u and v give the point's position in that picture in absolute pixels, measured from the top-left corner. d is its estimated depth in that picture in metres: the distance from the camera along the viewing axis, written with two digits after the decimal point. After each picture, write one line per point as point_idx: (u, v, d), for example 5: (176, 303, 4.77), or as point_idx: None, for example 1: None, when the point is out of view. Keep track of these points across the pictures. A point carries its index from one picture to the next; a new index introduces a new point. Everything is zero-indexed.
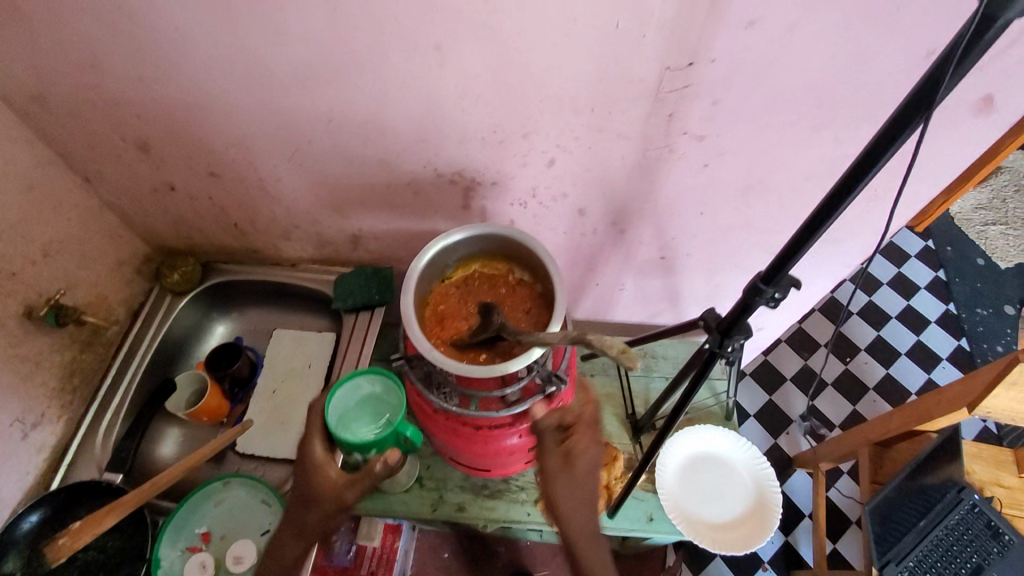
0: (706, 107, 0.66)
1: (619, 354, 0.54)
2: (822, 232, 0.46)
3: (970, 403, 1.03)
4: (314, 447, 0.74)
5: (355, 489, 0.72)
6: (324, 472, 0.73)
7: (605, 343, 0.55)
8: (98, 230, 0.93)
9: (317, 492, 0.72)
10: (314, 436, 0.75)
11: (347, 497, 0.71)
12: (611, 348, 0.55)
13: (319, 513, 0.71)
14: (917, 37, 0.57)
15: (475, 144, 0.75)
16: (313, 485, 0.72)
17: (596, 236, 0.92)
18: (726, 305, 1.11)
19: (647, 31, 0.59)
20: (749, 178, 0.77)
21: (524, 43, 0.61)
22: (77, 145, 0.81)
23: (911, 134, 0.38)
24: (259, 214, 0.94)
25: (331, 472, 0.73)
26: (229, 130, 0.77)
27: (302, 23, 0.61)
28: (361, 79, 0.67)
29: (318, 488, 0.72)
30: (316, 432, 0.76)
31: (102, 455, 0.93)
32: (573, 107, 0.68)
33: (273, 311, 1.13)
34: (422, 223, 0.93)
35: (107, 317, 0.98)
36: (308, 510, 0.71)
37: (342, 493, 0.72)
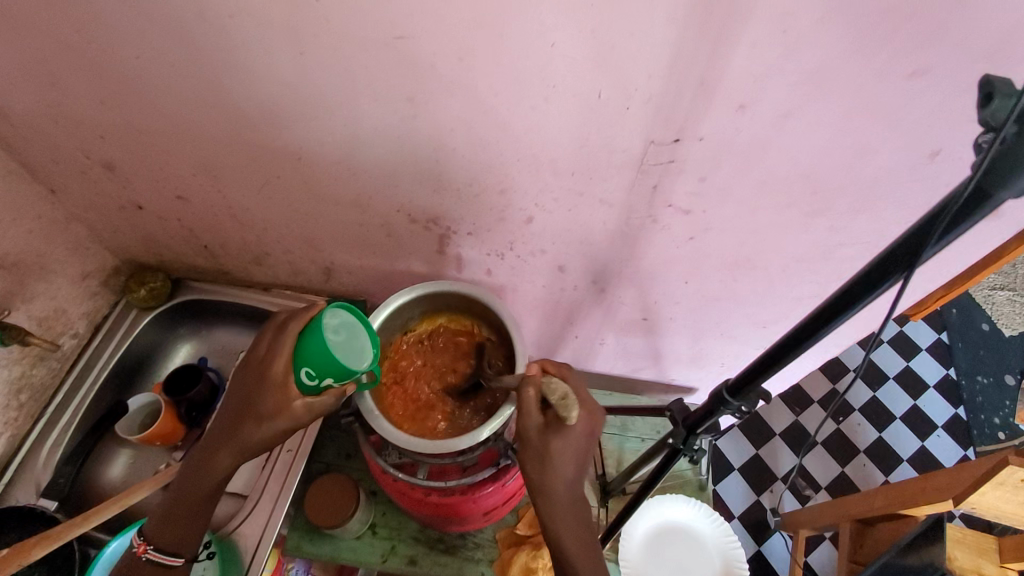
0: (692, 183, 0.63)
1: (559, 400, 0.60)
2: (793, 359, 0.41)
3: (956, 496, 0.97)
4: (276, 363, 0.65)
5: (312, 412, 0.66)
6: (281, 391, 0.65)
7: (550, 388, 0.61)
8: (62, 241, 0.90)
9: (263, 409, 0.66)
10: (281, 353, 0.65)
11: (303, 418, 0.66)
12: (554, 392, 0.61)
13: (257, 428, 0.67)
14: (920, 135, 0.53)
15: (449, 195, 0.71)
16: (262, 399, 0.66)
17: (576, 293, 0.88)
18: (711, 369, 1.06)
19: (631, 104, 0.55)
20: (735, 254, 0.73)
21: (500, 105, 0.57)
22: (42, 159, 0.79)
23: (893, 284, 0.34)
24: (229, 239, 0.91)
25: (291, 395, 0.65)
26: (197, 159, 0.74)
27: (267, 64, 0.58)
28: (329, 122, 0.63)
29: (268, 407, 0.66)
30: (284, 351, 0.65)
31: (42, 474, 0.92)
32: (552, 170, 0.64)
33: (242, 333, 1.10)
34: (397, 263, 0.89)
35: (64, 330, 0.96)
36: (259, 425, 0.67)
37: (298, 415, 0.66)
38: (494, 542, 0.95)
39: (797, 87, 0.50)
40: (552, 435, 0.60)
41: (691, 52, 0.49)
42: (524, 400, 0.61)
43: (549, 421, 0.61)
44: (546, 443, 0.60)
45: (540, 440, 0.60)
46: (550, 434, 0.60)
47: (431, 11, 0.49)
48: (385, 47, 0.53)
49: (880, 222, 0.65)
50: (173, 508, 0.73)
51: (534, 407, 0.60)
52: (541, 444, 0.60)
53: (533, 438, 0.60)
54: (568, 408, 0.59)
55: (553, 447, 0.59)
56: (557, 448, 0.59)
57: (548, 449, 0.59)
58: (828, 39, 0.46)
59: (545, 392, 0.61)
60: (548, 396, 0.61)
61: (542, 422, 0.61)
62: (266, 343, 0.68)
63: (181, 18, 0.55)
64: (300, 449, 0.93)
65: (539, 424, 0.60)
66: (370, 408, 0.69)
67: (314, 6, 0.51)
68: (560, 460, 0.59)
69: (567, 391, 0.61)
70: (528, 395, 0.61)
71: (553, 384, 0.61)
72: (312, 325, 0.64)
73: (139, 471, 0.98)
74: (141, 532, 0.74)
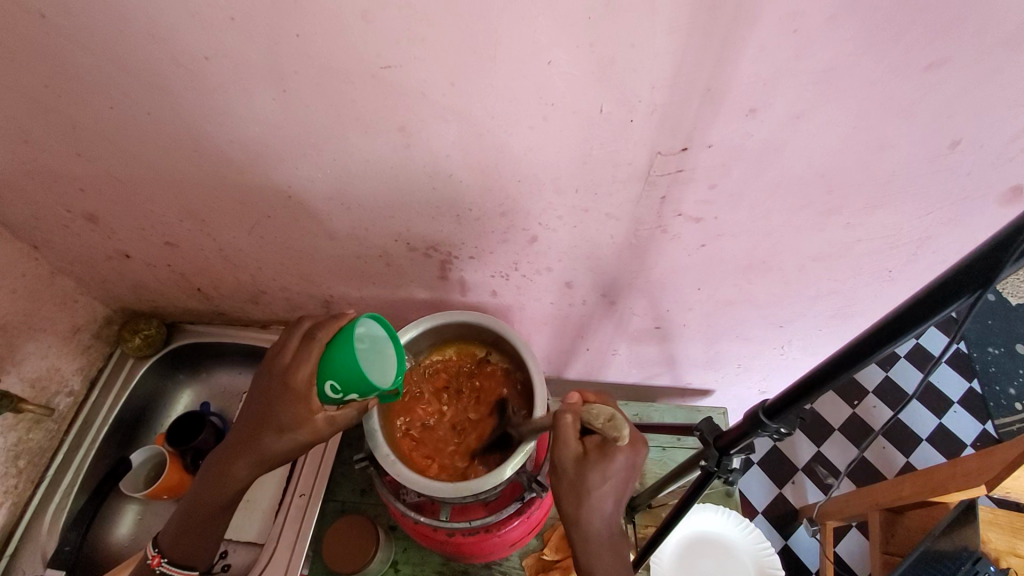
0: (703, 191, 0.60)
1: (605, 423, 0.56)
2: (839, 381, 0.38)
3: (989, 482, 0.92)
4: (300, 373, 0.60)
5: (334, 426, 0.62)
6: (304, 403, 0.60)
7: (593, 413, 0.57)
8: (49, 297, 0.87)
9: (281, 422, 0.62)
10: (307, 365, 0.59)
11: (325, 434, 0.62)
12: (598, 416, 0.57)
13: (276, 439, 0.62)
14: (941, 126, 0.51)
15: (448, 221, 0.69)
16: (280, 411, 0.61)
17: (585, 307, 0.85)
18: (727, 370, 1.03)
19: (635, 116, 0.52)
20: (749, 258, 0.71)
21: (497, 129, 0.54)
22: (21, 217, 0.76)
23: (958, 304, 0.32)
24: (223, 281, 0.88)
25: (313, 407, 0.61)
26: (181, 203, 0.71)
27: (248, 104, 0.55)
28: (318, 158, 0.61)
29: (287, 420, 0.61)
30: (309, 362, 0.60)
31: (48, 540, 0.90)
32: (554, 188, 0.61)
33: (243, 373, 1.06)
34: (398, 292, 0.86)
35: (59, 388, 0.93)
36: (277, 435, 0.62)
37: (320, 428, 0.62)
38: (521, 569, 0.91)
39: (810, 87, 0.48)
40: (588, 467, 0.56)
41: (696, 60, 0.46)
42: (562, 426, 0.58)
43: (587, 451, 0.57)
44: (582, 475, 0.56)
45: (575, 472, 0.57)
46: (586, 467, 0.56)
47: (418, 39, 0.46)
48: (371, 78, 0.50)
49: (897, 215, 0.63)
50: (187, 522, 0.69)
51: (573, 434, 0.58)
52: (576, 478, 0.56)
53: (569, 470, 0.57)
54: (618, 428, 0.55)
55: (590, 481, 0.56)
56: (595, 481, 0.56)
57: (584, 482, 0.56)
58: (841, 37, 0.44)
59: (586, 418, 0.57)
60: (592, 422, 0.57)
61: (580, 452, 0.57)
62: (289, 352, 0.62)
63: (153, 65, 0.52)
64: (314, 492, 0.91)
65: (576, 454, 0.57)
66: (386, 452, 0.67)
67: (294, 41, 0.48)
68: (596, 494, 0.56)
69: (613, 413, 0.57)
70: (565, 422, 0.58)
71: (596, 409, 0.57)
72: (341, 337, 0.59)
73: (148, 526, 0.95)
74: (156, 542, 0.71)
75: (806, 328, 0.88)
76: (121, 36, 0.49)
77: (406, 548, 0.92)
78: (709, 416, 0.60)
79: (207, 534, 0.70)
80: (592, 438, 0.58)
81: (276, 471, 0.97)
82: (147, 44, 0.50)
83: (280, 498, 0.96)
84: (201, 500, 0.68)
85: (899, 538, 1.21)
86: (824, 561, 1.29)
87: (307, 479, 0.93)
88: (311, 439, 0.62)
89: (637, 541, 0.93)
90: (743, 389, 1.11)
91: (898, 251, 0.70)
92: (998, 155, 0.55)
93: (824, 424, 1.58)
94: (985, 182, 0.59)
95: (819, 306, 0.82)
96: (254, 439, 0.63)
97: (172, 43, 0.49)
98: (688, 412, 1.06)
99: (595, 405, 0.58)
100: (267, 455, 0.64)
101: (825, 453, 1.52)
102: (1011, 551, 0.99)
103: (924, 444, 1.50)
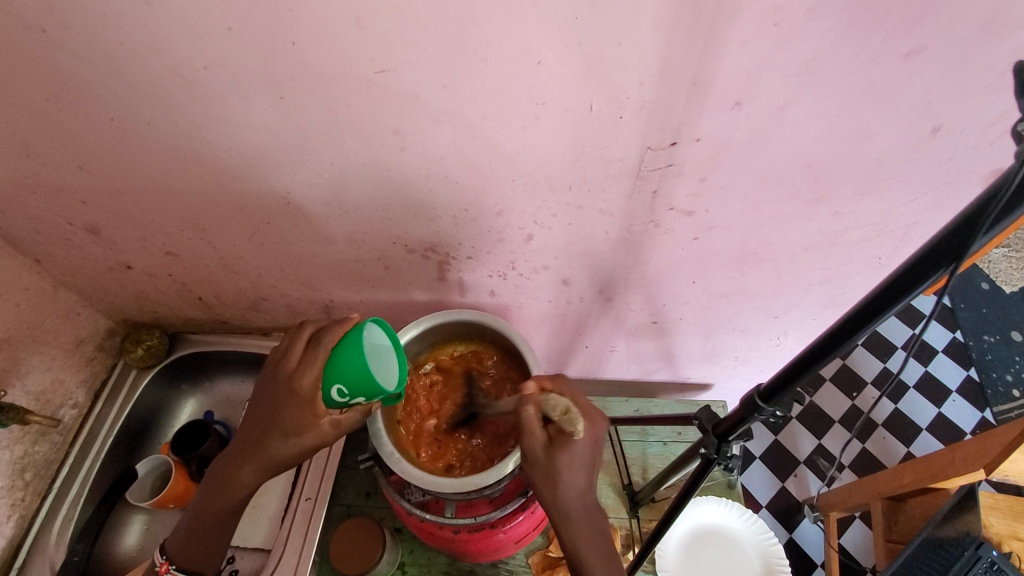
0: (693, 184, 0.61)
1: (563, 415, 0.59)
2: (831, 359, 0.39)
3: (987, 465, 0.92)
4: (306, 378, 0.60)
5: (340, 429, 0.63)
6: (309, 408, 0.61)
7: (550, 404, 0.60)
8: (51, 310, 0.88)
9: (287, 426, 0.62)
10: (309, 368, 0.60)
11: (330, 437, 0.63)
12: (555, 409, 0.59)
13: (282, 443, 0.63)
14: (922, 113, 0.53)
15: (445, 222, 0.70)
16: (285, 416, 0.62)
17: (582, 304, 0.86)
18: (725, 363, 1.04)
19: (624, 112, 0.53)
20: (742, 250, 0.72)
21: (489, 128, 0.56)
22: (24, 231, 0.77)
23: (936, 279, 0.33)
24: (224, 289, 0.89)
25: (319, 411, 0.62)
26: (182, 213, 0.72)
27: (247, 111, 0.56)
28: (317, 162, 0.62)
29: (292, 424, 0.62)
30: (315, 366, 0.60)
31: (56, 552, 0.90)
32: (548, 186, 0.63)
33: (246, 382, 1.07)
34: (398, 295, 0.87)
35: (64, 401, 0.94)
36: (279, 438, 0.63)
37: (325, 432, 0.62)
38: (527, 567, 0.92)
39: (792, 79, 0.49)
40: (555, 452, 0.58)
41: (681, 55, 0.47)
42: (524, 419, 0.60)
43: (552, 437, 0.59)
44: (552, 460, 0.57)
45: (544, 458, 0.58)
46: (553, 453, 0.58)
47: (411, 42, 0.48)
48: (367, 82, 0.52)
49: (883, 203, 0.65)
50: (194, 528, 0.70)
51: (537, 424, 0.59)
52: (545, 465, 0.57)
53: (539, 459, 0.58)
54: (574, 421, 0.58)
55: (559, 466, 0.57)
56: (563, 463, 0.57)
57: (554, 468, 0.57)
58: (822, 29, 0.45)
59: (545, 409, 0.60)
60: (549, 413, 0.59)
61: (545, 439, 0.59)
62: (293, 358, 0.63)
63: (154, 76, 0.53)
64: (319, 497, 0.92)
65: (542, 442, 0.58)
66: (390, 450, 0.68)
67: (290, 48, 0.49)
68: (569, 475, 0.57)
69: (569, 404, 0.60)
70: (528, 414, 0.60)
71: (552, 400, 0.60)
72: (349, 340, 0.60)
73: (155, 536, 0.95)
74: (164, 549, 0.72)
75: (801, 317, 0.89)
76: (121, 48, 0.51)
77: (412, 549, 0.93)
78: (707, 405, 0.61)
79: (214, 539, 0.70)
80: (553, 425, 0.59)
81: (280, 479, 0.98)
82: (146, 55, 0.51)
83: (285, 504, 0.96)
84: (206, 504, 0.68)
85: (902, 526, 1.21)
86: (832, 552, 1.29)
87: (311, 484, 0.93)
88: (316, 443, 0.63)
89: (640, 535, 0.94)
90: (742, 382, 1.12)
91: (887, 237, 0.71)
92: (979, 140, 0.57)
93: (823, 416, 1.58)
94: (967, 166, 0.61)
95: (813, 295, 0.84)
96: (259, 444, 0.64)
97: (173, 54, 0.51)
98: (686, 404, 1.09)
99: (551, 396, 0.61)
100: (272, 460, 0.64)
101: (825, 445, 1.53)
102: (1012, 535, 1.01)
103: (924, 433, 1.51)
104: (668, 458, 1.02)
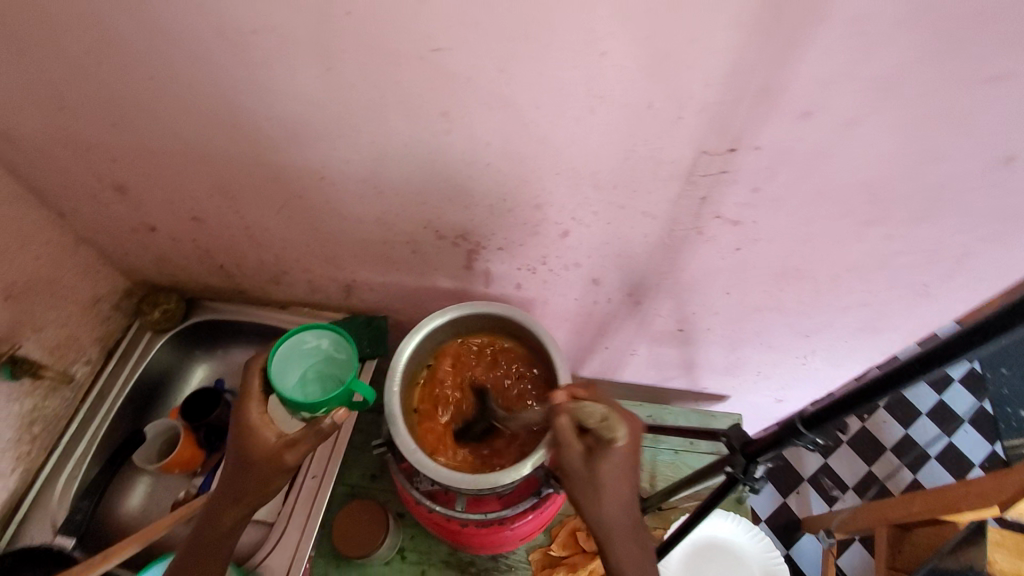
0: (745, 193, 0.59)
1: (600, 422, 0.54)
2: (889, 395, 0.37)
3: (1004, 503, 0.90)
4: (251, 409, 0.67)
5: (297, 448, 0.66)
6: (262, 437, 0.66)
7: (585, 411, 0.55)
8: (72, 265, 0.87)
9: (250, 459, 0.65)
10: (251, 397, 0.67)
11: (287, 456, 0.65)
12: (591, 416, 0.55)
13: (251, 479, 0.65)
14: (1000, 141, 0.50)
15: (481, 211, 0.68)
16: (246, 452, 0.65)
17: (609, 305, 0.84)
18: (746, 377, 1.02)
19: (684, 113, 0.51)
20: (782, 265, 0.70)
21: (541, 118, 0.53)
22: (51, 183, 0.76)
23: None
24: (246, 259, 0.88)
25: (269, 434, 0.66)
26: (212, 179, 0.70)
27: (291, 79, 0.54)
28: (357, 140, 0.59)
29: (254, 455, 0.65)
30: (254, 394, 0.68)
31: (58, 509, 0.89)
32: (592, 184, 0.61)
33: (259, 354, 1.06)
34: (422, 280, 0.85)
35: (77, 358, 0.93)
36: (242, 473, 0.65)
37: (283, 455, 0.65)
38: (527, 564, 0.91)
39: (867, 94, 0.46)
40: (598, 463, 0.55)
41: (755, 58, 0.45)
42: (559, 428, 0.57)
43: (592, 445, 0.56)
44: (594, 472, 0.55)
45: (586, 470, 0.55)
46: (596, 461, 0.55)
47: (471, 23, 0.45)
48: (421, 61, 0.49)
49: (940, 230, 0.62)
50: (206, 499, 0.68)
51: (574, 435, 0.56)
52: (587, 474, 0.55)
53: (580, 468, 0.55)
54: (612, 428, 0.53)
55: (601, 478, 0.55)
56: (605, 476, 0.55)
57: (596, 480, 0.55)
58: (909, 43, 0.42)
59: (580, 417, 0.56)
60: (585, 421, 0.55)
61: (584, 449, 0.56)
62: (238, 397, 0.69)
63: (199, 37, 0.51)
64: (326, 475, 0.90)
65: (582, 451, 0.56)
66: (407, 440, 0.66)
67: (345, 19, 0.47)
68: (611, 489, 0.55)
69: (607, 411, 0.55)
70: (562, 424, 0.57)
71: (588, 407, 0.55)
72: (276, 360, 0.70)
73: (160, 498, 0.95)
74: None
75: (830, 338, 0.87)
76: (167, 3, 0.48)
77: (413, 535, 0.92)
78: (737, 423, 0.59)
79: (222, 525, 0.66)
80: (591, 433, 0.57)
81: None
82: (194, 13, 0.49)
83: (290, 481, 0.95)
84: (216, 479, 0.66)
85: (905, 556, 1.14)
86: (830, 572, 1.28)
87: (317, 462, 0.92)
88: None
89: None
90: (759, 397, 1.10)
91: (935, 265, 0.68)
92: None
93: None
94: None
95: (848, 318, 0.81)
96: None
97: (221, 15, 0.49)
98: (702, 414, 1.07)
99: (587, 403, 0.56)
100: None
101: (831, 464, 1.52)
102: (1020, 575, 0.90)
103: (933, 461, 1.49)
104: (679, 467, 1.00)
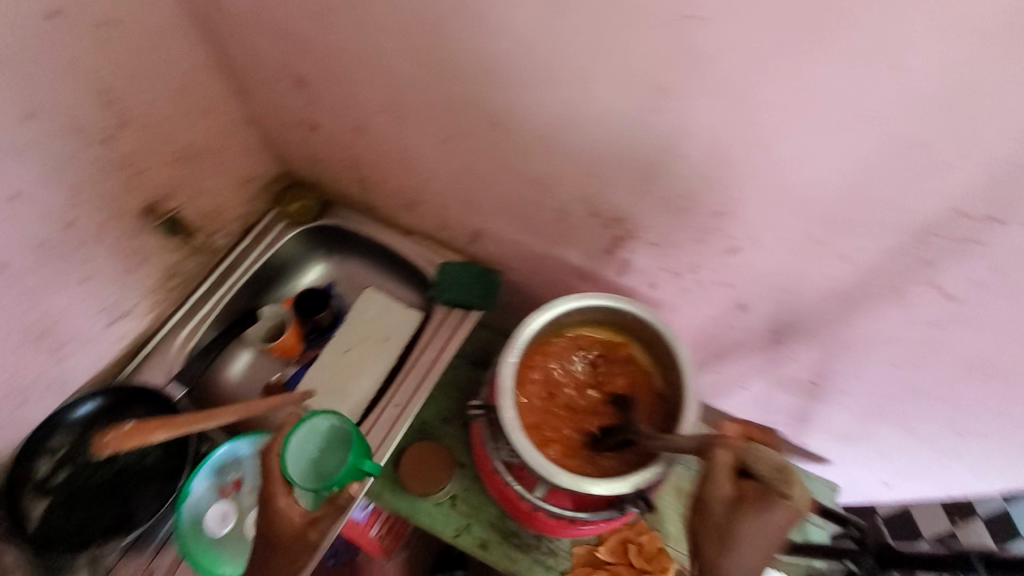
0: (981, 269, 0.49)
1: (774, 472, 0.46)
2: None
3: None
4: (279, 499, 0.59)
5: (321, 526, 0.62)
6: (293, 526, 0.59)
7: (760, 458, 0.48)
8: (236, 141, 0.91)
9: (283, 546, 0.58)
10: (275, 482, 0.60)
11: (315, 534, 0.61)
12: (765, 464, 0.47)
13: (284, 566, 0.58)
14: None
15: (650, 201, 0.61)
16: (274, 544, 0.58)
17: (743, 334, 0.76)
18: (860, 450, 0.91)
19: (956, 159, 0.42)
20: (977, 356, 0.59)
21: (773, 121, 0.46)
22: (241, 60, 0.78)
23: None
24: (389, 179, 0.88)
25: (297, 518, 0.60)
26: (389, 94, 0.68)
27: (512, 11, 0.49)
28: (554, 92, 0.55)
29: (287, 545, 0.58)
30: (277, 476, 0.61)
31: (175, 358, 0.94)
32: (795, 208, 0.53)
33: (372, 270, 1.08)
34: (553, 250, 0.81)
35: (220, 228, 0.98)
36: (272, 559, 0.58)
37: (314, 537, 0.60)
38: (568, 555, 0.88)
39: None
40: (745, 516, 0.45)
41: None
42: (715, 464, 0.49)
43: (746, 495, 0.48)
44: (737, 522, 0.46)
45: (726, 516, 0.46)
46: (744, 511, 0.46)
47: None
48: (666, 27, 0.44)
49: None
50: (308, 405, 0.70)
51: (728, 475, 0.48)
52: (727, 521, 0.46)
53: (719, 511, 0.47)
54: (794, 485, 0.45)
55: (745, 533, 0.45)
56: (748, 534, 0.45)
57: (735, 531, 0.46)
58: None
59: (745, 458, 0.48)
60: (754, 466, 0.48)
61: (732, 495, 0.47)
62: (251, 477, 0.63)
63: None
64: (407, 408, 0.88)
65: (732, 493, 0.47)
66: (512, 419, 0.64)
67: None
68: (748, 550, 0.45)
69: (784, 463, 0.47)
70: (718, 458, 0.49)
71: (758, 454, 0.48)
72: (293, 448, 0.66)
73: (257, 375, 1.01)
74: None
75: (987, 447, 0.75)
76: None
77: (467, 487, 0.92)
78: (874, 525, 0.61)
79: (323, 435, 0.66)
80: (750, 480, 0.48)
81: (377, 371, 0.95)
82: None
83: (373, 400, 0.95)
84: None
85: None
86: None
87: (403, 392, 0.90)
88: None
89: None
90: (862, 475, 0.99)
91: None
92: None
93: None
94: None
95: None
96: None
97: None
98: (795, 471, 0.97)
99: (760, 448, 0.49)
100: None
101: None
102: None
103: None
104: None
